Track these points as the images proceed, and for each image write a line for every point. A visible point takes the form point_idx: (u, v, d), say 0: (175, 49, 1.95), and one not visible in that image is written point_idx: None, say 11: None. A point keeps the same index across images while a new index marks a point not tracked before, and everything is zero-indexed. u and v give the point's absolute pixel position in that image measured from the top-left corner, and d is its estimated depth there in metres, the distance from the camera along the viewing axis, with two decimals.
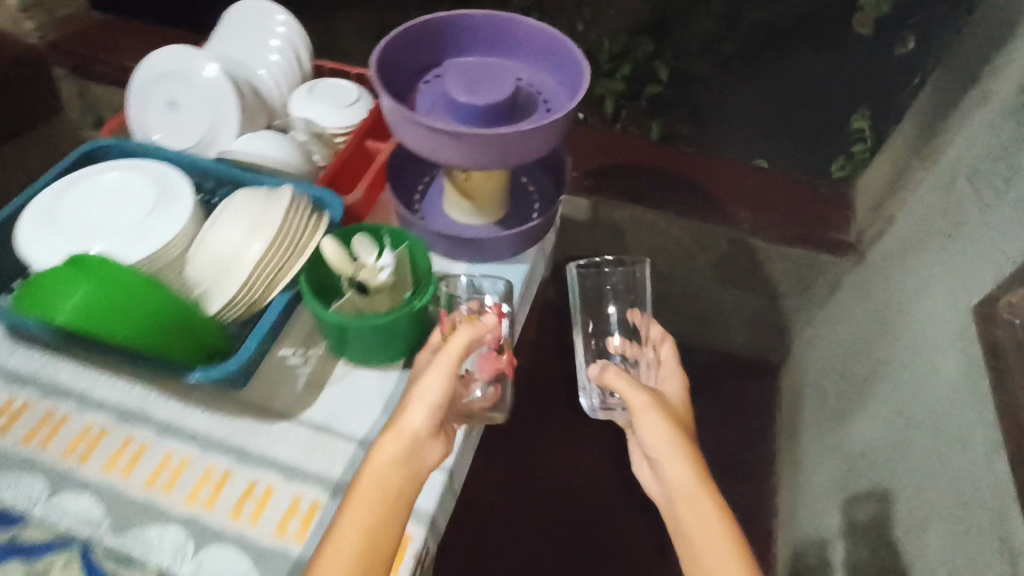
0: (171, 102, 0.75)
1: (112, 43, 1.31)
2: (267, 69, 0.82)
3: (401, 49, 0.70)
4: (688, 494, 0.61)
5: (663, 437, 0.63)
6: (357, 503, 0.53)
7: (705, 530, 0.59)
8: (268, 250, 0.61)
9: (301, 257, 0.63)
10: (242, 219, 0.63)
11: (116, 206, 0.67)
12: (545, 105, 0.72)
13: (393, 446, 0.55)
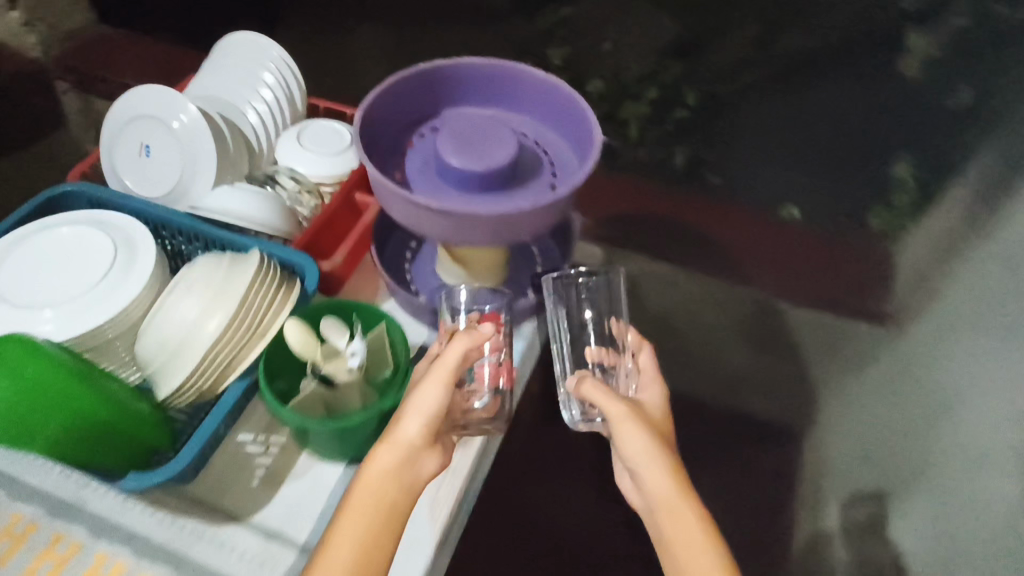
0: (144, 147, 0.69)
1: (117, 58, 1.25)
2: (256, 110, 0.76)
3: (393, 101, 0.63)
4: (670, 507, 0.56)
5: (646, 451, 0.57)
6: (352, 521, 0.50)
7: (698, 554, 0.54)
8: (223, 335, 0.54)
9: (261, 341, 0.56)
10: (200, 294, 0.56)
11: (68, 269, 0.61)
12: (551, 169, 0.64)
13: (383, 463, 0.52)
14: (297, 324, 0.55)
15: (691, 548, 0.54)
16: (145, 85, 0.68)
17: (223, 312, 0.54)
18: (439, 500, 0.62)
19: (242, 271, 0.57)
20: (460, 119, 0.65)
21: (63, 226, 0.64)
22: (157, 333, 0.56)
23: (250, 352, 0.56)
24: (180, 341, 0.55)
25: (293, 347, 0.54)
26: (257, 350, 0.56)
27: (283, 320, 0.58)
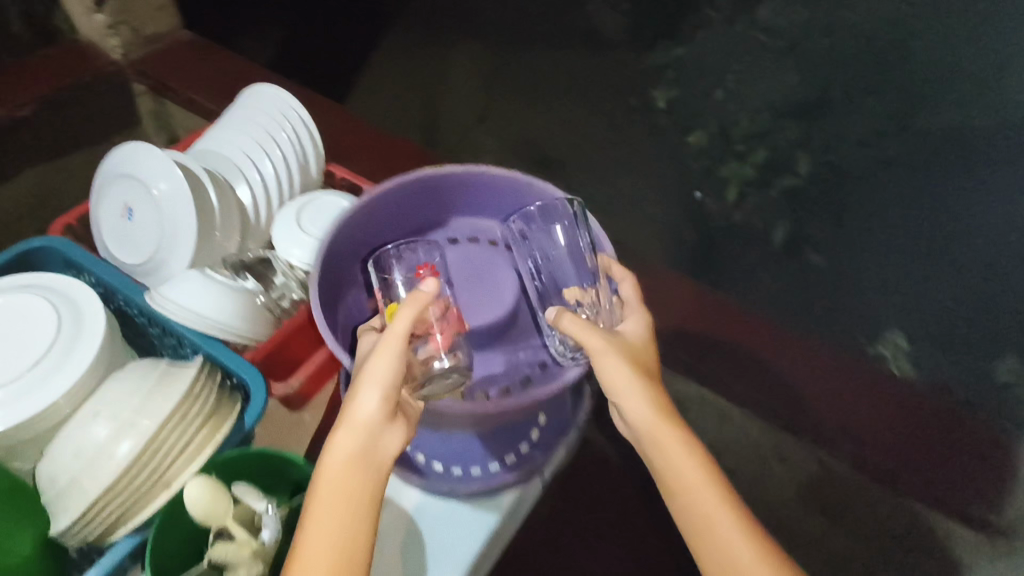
0: (127, 209, 0.62)
1: (191, 69, 1.19)
2: (260, 180, 0.69)
3: (378, 223, 0.62)
4: (655, 428, 0.53)
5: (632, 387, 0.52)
6: (323, 511, 0.46)
7: (693, 478, 0.52)
8: (117, 484, 0.45)
9: (162, 492, 0.47)
10: (112, 418, 0.48)
11: (9, 345, 0.57)
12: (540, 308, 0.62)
13: (338, 444, 0.47)
14: (200, 477, 0.45)
15: (685, 474, 0.52)
16: (134, 142, 0.61)
17: (121, 454, 0.46)
18: (404, 544, 0.56)
19: (163, 400, 0.48)
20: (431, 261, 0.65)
21: (11, 293, 0.59)
22: (48, 461, 0.47)
23: (148, 504, 0.47)
24: (69, 479, 0.47)
25: (193, 508, 0.45)
26: (158, 502, 0.47)
27: (198, 465, 0.48)
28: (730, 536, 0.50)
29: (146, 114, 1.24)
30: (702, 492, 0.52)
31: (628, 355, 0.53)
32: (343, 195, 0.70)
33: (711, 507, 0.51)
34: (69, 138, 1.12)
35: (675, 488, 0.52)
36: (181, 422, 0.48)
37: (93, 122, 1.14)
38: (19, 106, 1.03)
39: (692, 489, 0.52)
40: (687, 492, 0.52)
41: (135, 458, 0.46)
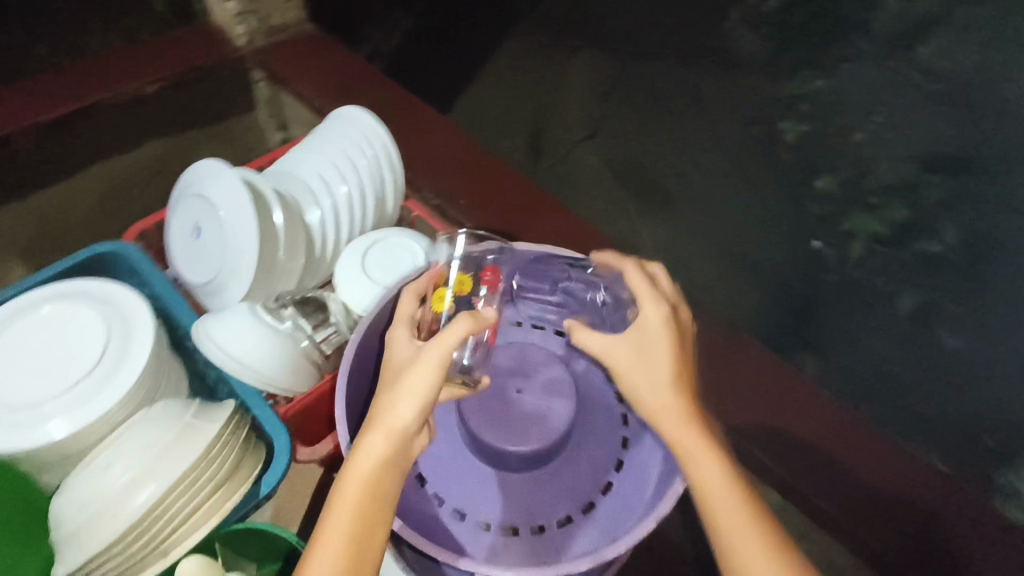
0: (197, 227, 0.61)
1: (307, 63, 1.15)
2: (331, 208, 0.66)
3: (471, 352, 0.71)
4: (674, 430, 0.54)
5: (651, 392, 0.55)
6: (346, 508, 0.47)
7: (714, 483, 0.52)
8: (111, 552, 0.44)
9: (159, 559, 0.47)
10: (120, 470, 0.46)
11: (68, 352, 0.58)
12: (592, 430, 0.72)
13: (367, 445, 0.48)
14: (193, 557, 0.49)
15: (706, 478, 0.53)
16: (212, 159, 0.59)
17: (120, 518, 0.44)
18: None
19: (173, 464, 0.46)
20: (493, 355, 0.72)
21: (85, 303, 0.60)
22: (56, 500, 0.47)
23: (140, 569, 0.47)
24: (71, 531, 0.45)
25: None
26: (151, 567, 0.47)
27: (197, 538, 0.47)
28: (742, 546, 0.50)
29: (260, 102, 1.19)
30: (723, 492, 0.52)
31: (638, 352, 0.57)
32: (414, 234, 0.66)
33: (727, 514, 0.51)
34: (180, 119, 1.09)
35: (695, 491, 0.53)
36: (187, 491, 0.46)
37: (206, 107, 1.12)
38: (147, 84, 1.02)
39: (711, 493, 0.52)
40: (711, 502, 0.52)
41: (132, 525, 0.44)
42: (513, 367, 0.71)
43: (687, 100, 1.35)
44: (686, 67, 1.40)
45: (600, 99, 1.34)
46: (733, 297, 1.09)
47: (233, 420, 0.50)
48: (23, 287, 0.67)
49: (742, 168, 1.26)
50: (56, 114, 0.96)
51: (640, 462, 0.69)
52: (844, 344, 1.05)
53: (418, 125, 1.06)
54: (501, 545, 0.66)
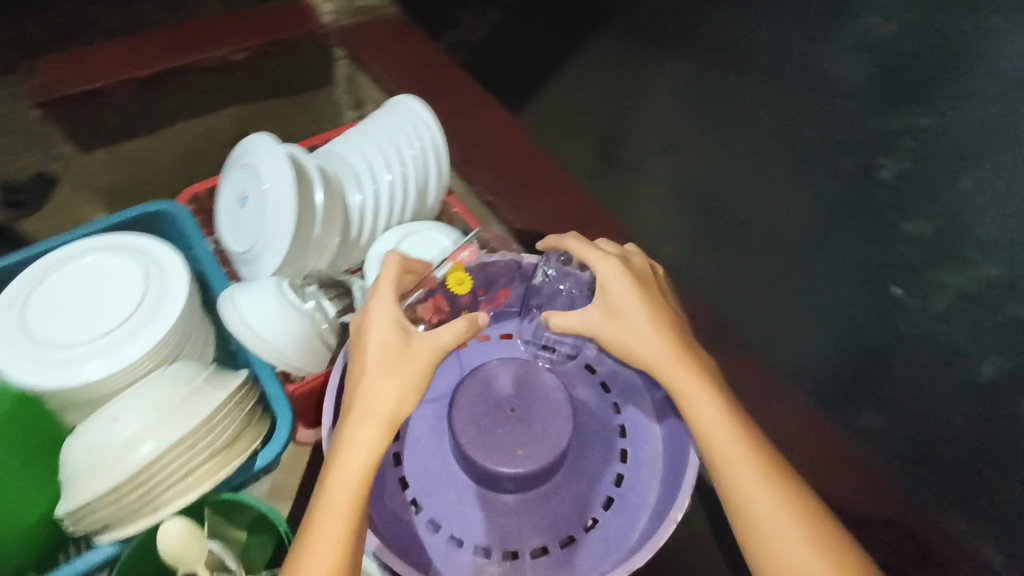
0: (241, 198, 0.65)
1: (388, 48, 1.16)
2: (371, 192, 0.70)
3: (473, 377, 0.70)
4: (668, 371, 0.57)
5: (639, 341, 0.58)
6: (343, 498, 0.48)
7: (710, 419, 0.55)
8: (109, 498, 0.48)
9: (152, 513, 0.50)
10: (131, 422, 0.51)
11: (111, 297, 0.62)
12: (586, 460, 0.71)
13: (359, 436, 0.49)
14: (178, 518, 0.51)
15: (702, 415, 0.55)
16: (263, 135, 0.62)
17: (122, 467, 0.48)
18: None
19: (174, 426, 0.50)
20: (494, 367, 0.71)
21: (130, 259, 0.64)
22: (73, 441, 0.52)
23: (134, 518, 0.50)
24: (81, 469, 0.50)
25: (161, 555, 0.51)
26: (140, 523, 0.51)
27: (185, 503, 0.51)
28: (742, 472, 0.52)
29: (339, 79, 1.22)
30: (719, 430, 0.54)
31: (611, 308, 0.59)
32: (442, 232, 0.70)
33: (727, 444, 0.53)
34: (260, 91, 1.13)
35: (695, 429, 0.55)
36: (185, 453, 0.50)
37: (286, 81, 1.15)
38: (237, 51, 1.04)
39: (709, 429, 0.54)
40: (707, 435, 0.55)
41: (131, 476, 0.48)
42: (513, 382, 0.70)
43: (780, 111, 1.24)
44: (780, 84, 1.31)
45: (685, 108, 1.28)
46: (791, 334, 1.02)
47: (239, 392, 0.54)
48: (85, 231, 0.72)
49: (824, 194, 1.16)
50: (150, 70, 0.99)
51: (630, 506, 0.69)
52: (903, 402, 0.97)
53: (484, 119, 1.05)
54: (471, 564, 0.66)
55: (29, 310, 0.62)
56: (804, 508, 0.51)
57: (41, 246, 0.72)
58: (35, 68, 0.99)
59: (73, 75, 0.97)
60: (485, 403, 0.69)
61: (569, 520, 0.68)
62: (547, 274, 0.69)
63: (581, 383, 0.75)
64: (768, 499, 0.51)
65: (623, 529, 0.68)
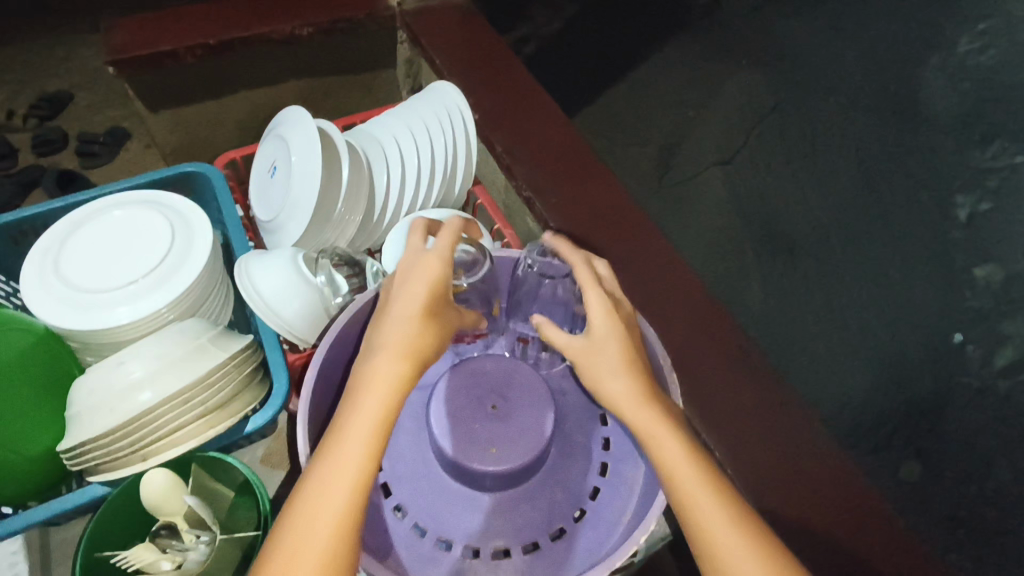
0: (272, 167, 0.75)
1: (446, 32, 1.11)
2: (392, 175, 0.79)
3: (461, 379, 0.70)
4: (633, 411, 0.54)
5: (611, 375, 0.55)
6: (335, 483, 0.45)
7: (677, 459, 0.52)
8: (104, 440, 0.52)
9: (141, 461, 0.53)
10: (130, 371, 0.54)
11: (139, 247, 0.66)
12: (559, 467, 0.71)
13: (378, 384, 0.49)
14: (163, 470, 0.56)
15: (670, 461, 0.52)
16: (295, 110, 0.72)
17: (119, 412, 0.52)
18: None
19: (171, 379, 0.53)
20: (482, 360, 0.71)
21: (162, 217, 0.67)
22: (82, 380, 0.56)
23: (123, 465, 0.53)
24: (83, 410, 0.54)
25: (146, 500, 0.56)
26: (129, 467, 0.53)
27: (174, 454, 0.53)
28: (710, 515, 0.49)
29: (400, 61, 1.22)
30: (692, 478, 0.51)
31: (608, 323, 0.56)
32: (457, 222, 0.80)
33: (694, 486, 0.50)
34: (321, 67, 1.14)
35: (659, 474, 0.52)
36: (176, 406, 0.53)
37: (346, 59, 1.16)
38: (300, 26, 1.05)
39: (676, 471, 0.51)
40: (681, 488, 0.51)
41: (125, 422, 0.52)
42: (500, 379, 0.70)
43: (860, 138, 1.16)
44: (865, 101, 1.22)
45: (762, 119, 1.20)
46: (836, 373, 0.96)
47: (238, 355, 0.57)
48: (129, 184, 0.76)
49: (893, 229, 1.08)
50: (218, 38, 1.01)
51: (601, 521, 0.67)
52: (948, 461, 0.91)
53: (533, 110, 1.02)
54: (430, 555, 0.65)
55: (65, 253, 0.65)
56: (774, 558, 0.48)
57: (87, 195, 0.76)
58: (112, 28, 1.00)
59: (146, 37, 0.99)
60: (468, 398, 0.69)
61: (539, 525, 0.68)
62: (531, 266, 0.69)
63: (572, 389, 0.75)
64: (731, 542, 0.48)
65: (590, 544, 0.66)
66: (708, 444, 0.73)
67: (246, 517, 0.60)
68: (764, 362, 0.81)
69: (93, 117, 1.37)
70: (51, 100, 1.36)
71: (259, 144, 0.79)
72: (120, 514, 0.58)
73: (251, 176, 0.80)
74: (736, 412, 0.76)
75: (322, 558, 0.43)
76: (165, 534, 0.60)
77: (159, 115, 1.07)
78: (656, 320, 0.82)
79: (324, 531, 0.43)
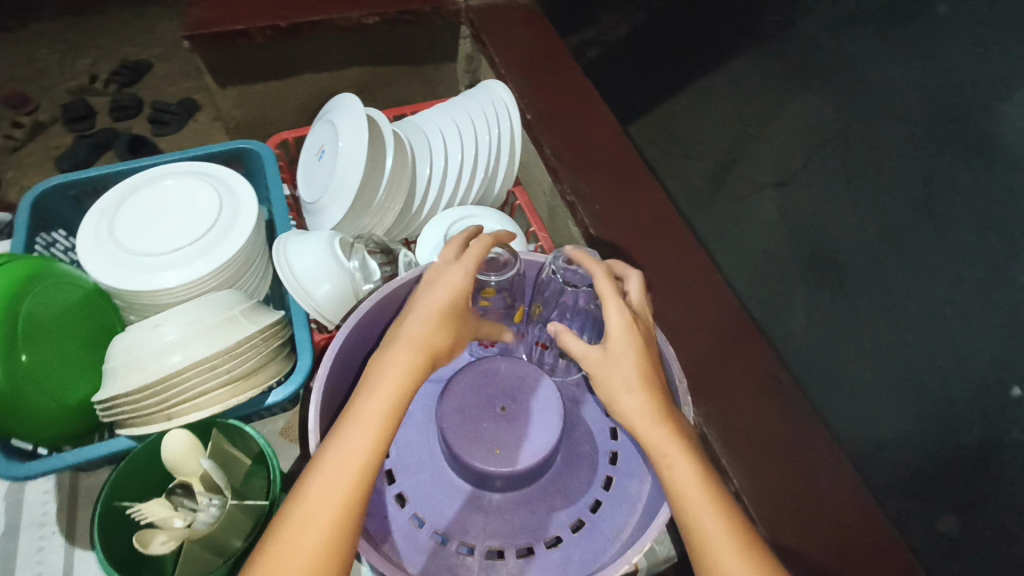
0: (320, 150, 0.78)
1: (511, 32, 1.12)
2: (434, 169, 0.81)
3: (472, 378, 0.70)
4: (647, 429, 0.53)
5: (625, 390, 0.54)
6: (343, 463, 0.46)
7: (685, 480, 0.51)
8: (133, 397, 0.54)
9: (164, 421, 0.55)
10: (162, 335, 0.56)
11: (186, 217, 0.69)
12: (560, 476, 0.71)
13: (392, 380, 0.49)
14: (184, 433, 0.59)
15: (681, 482, 0.51)
16: (348, 99, 0.74)
17: (149, 373, 0.54)
18: None
19: (200, 347, 0.56)
20: (496, 361, 0.72)
21: (211, 190, 0.70)
22: (120, 338, 0.59)
23: (147, 423, 0.56)
24: (117, 367, 0.56)
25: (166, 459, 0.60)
26: (154, 425, 0.56)
27: (195, 418, 0.56)
28: (718, 542, 0.48)
29: (460, 56, 1.23)
30: (702, 502, 0.50)
31: (625, 334, 0.56)
32: (491, 221, 0.81)
33: (703, 513, 0.49)
34: (383, 56, 1.16)
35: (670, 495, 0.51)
36: (202, 373, 0.55)
37: (408, 51, 1.18)
38: (367, 15, 1.07)
39: (684, 493, 0.50)
40: (692, 512, 0.50)
41: (153, 383, 0.54)
42: (511, 382, 0.71)
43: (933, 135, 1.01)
44: None
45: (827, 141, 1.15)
46: (877, 412, 0.89)
47: (265, 329, 0.59)
48: (186, 156, 0.79)
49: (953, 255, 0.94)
50: (289, 21, 1.03)
51: (599, 534, 0.66)
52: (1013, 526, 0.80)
53: (586, 117, 1.01)
54: (426, 547, 0.66)
55: (118, 215, 0.69)
56: None
57: (143, 163, 0.79)
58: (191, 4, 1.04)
59: (221, 14, 1.02)
60: (478, 395, 0.70)
61: (537, 530, 0.67)
62: (555, 273, 0.69)
63: (582, 402, 0.76)
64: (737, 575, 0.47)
65: (585, 554, 0.65)
66: (727, 473, 0.72)
67: (257, 486, 0.63)
68: (795, 393, 0.78)
69: (169, 87, 1.43)
70: (131, 68, 1.44)
71: (311, 127, 0.81)
72: (141, 466, 0.61)
73: (302, 159, 0.83)
74: (758, 444, 0.74)
75: (322, 543, 0.44)
76: (180, 493, 0.63)
77: (226, 90, 1.11)
78: (687, 339, 0.80)
79: (324, 518, 0.44)
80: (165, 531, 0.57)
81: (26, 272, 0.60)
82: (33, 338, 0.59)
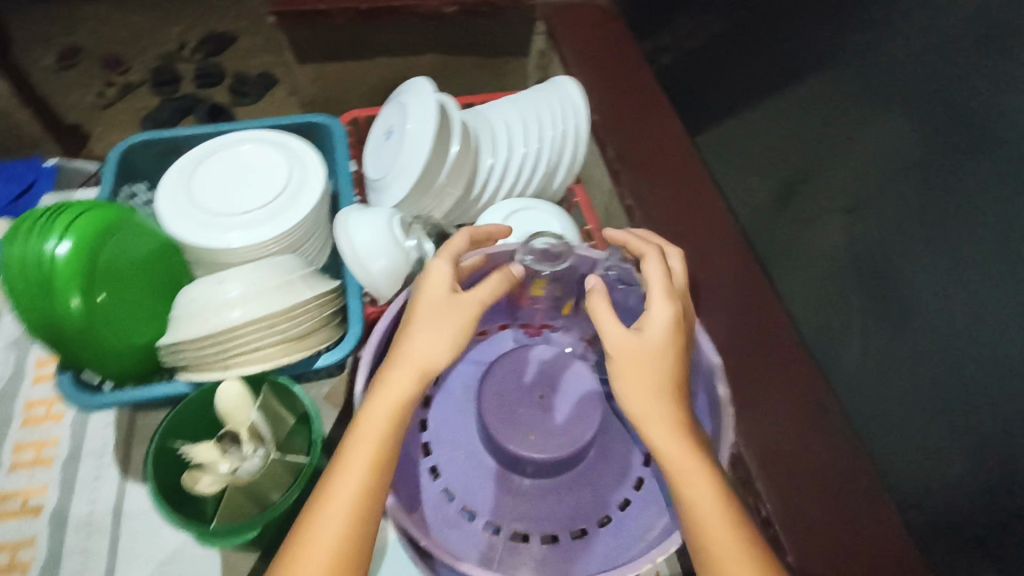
0: (388, 131, 0.80)
1: (586, 31, 1.12)
2: (497, 160, 0.82)
3: (510, 368, 0.72)
4: (669, 441, 0.52)
5: (652, 395, 0.53)
6: (365, 438, 0.50)
7: (703, 501, 0.50)
8: (195, 343, 0.58)
9: (220, 371, 0.59)
10: (225, 289, 0.59)
11: (259, 181, 0.72)
12: (590, 470, 0.71)
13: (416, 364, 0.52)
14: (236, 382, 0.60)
15: (699, 500, 0.50)
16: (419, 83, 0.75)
17: (212, 323, 0.58)
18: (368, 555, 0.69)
19: (261, 304, 0.59)
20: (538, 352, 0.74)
21: (283, 159, 0.73)
22: (188, 288, 0.62)
23: (205, 370, 0.59)
24: (184, 313, 0.60)
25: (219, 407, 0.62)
26: (211, 373, 0.59)
27: (249, 371, 0.59)
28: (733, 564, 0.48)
29: (533, 52, 1.24)
30: (718, 522, 0.49)
31: (658, 336, 0.54)
32: (548, 216, 0.82)
33: (720, 535, 0.49)
34: (457, 46, 1.18)
35: (687, 511, 0.50)
36: (258, 330, 0.58)
37: (482, 42, 1.19)
38: (447, 4, 1.09)
39: (701, 513, 0.50)
40: (706, 529, 0.50)
41: (214, 334, 0.57)
42: (548, 376, 0.73)
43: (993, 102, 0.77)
44: None
45: None
46: None
47: (322, 295, 0.62)
48: (264, 124, 0.83)
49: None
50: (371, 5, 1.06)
51: (624, 532, 0.66)
52: None
53: (653, 122, 1.00)
54: (454, 520, 0.67)
55: (197, 174, 0.73)
56: None
57: (225, 127, 0.84)
58: None
59: None
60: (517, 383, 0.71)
61: (564, 520, 0.68)
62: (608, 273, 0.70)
63: None
64: None
65: (609, 550, 0.65)
66: (760, 493, 0.71)
67: (300, 444, 0.65)
68: (840, 423, 0.76)
69: (251, 60, 1.50)
70: (217, 39, 1.51)
71: (382, 107, 0.84)
72: (195, 412, 0.65)
73: (370, 137, 0.85)
74: (796, 468, 0.72)
75: (349, 510, 0.48)
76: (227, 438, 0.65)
77: (304, 67, 1.15)
78: (733, 355, 0.79)
79: (349, 494, 0.48)
80: (212, 473, 0.60)
81: (115, 218, 0.65)
82: (118, 279, 0.64)
